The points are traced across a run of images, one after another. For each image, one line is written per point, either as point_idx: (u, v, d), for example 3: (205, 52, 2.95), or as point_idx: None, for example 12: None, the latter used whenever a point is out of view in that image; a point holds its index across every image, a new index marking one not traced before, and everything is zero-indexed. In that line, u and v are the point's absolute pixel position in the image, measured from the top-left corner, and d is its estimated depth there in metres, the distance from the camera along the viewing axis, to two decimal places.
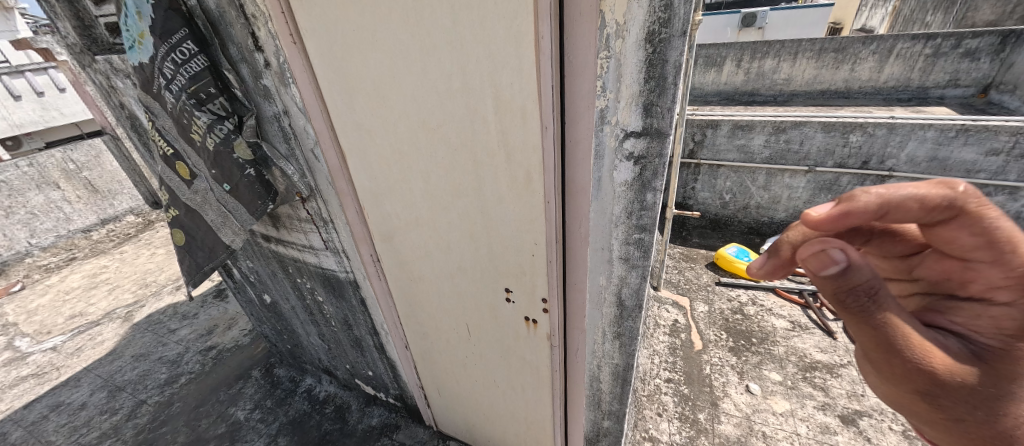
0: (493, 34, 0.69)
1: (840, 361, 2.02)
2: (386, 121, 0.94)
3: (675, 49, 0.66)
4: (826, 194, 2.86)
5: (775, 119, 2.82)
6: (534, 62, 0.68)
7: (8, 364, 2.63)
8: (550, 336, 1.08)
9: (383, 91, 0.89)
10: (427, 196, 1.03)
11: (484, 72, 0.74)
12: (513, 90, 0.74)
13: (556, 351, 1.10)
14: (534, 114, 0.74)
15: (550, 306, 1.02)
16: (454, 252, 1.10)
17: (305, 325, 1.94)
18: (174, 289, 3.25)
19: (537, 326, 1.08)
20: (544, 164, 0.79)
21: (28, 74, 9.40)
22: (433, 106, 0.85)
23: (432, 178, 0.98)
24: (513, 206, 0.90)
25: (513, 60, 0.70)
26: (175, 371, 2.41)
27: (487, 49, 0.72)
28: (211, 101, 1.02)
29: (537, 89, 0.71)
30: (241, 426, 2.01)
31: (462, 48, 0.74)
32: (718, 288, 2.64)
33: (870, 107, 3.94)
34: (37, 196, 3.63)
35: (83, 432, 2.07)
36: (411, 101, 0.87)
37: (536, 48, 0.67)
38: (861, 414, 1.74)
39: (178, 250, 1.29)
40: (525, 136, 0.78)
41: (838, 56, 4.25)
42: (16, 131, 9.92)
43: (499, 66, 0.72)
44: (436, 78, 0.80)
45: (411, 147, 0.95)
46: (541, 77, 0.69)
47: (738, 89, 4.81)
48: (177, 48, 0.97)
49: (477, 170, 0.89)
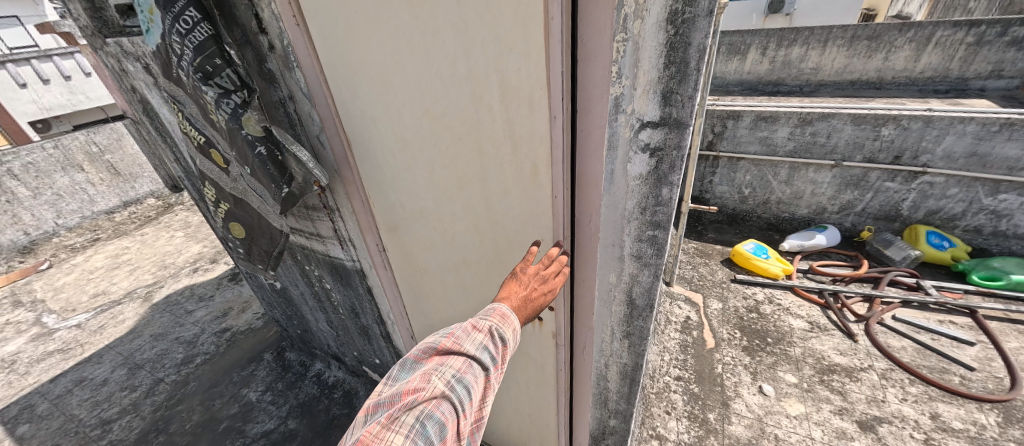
0: (500, 15, 0.64)
1: (860, 365, 1.94)
2: (389, 109, 0.91)
3: (699, 31, 0.60)
4: (852, 190, 2.72)
5: (801, 110, 2.68)
6: (543, 45, 0.63)
7: (37, 338, 2.76)
8: (556, 334, 1.05)
9: (386, 76, 0.85)
10: (431, 187, 0.99)
11: (489, 57, 0.70)
12: (521, 77, 0.69)
13: (561, 350, 1.07)
14: (543, 102, 0.69)
15: (556, 305, 0.98)
16: (459, 245, 1.07)
17: (314, 311, 1.95)
18: (192, 271, 3.33)
19: (543, 324, 1.05)
20: (552, 156, 0.75)
21: (55, 58, 9.84)
22: (437, 93, 0.81)
23: (436, 168, 0.95)
24: (520, 200, 0.86)
25: (521, 44, 0.65)
26: (191, 351, 2.48)
27: (492, 31, 0.67)
28: (218, 73, 0.84)
29: (547, 75, 0.66)
30: (253, 407, 2.06)
31: (466, 30, 0.69)
32: (733, 285, 2.56)
33: (903, 99, 3.71)
34: (62, 178, 3.74)
35: (105, 407, 2.16)
36: (414, 87, 0.83)
37: (545, 28, 0.61)
38: (880, 421, 1.67)
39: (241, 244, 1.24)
40: (531, 126, 0.73)
41: (872, 43, 4.00)
42: (45, 114, 10.17)
43: (505, 50, 0.67)
44: (440, 62, 0.76)
45: (415, 136, 0.92)
46: (550, 62, 0.64)
47: (762, 79, 4.61)
48: (180, 17, 0.81)
49: (482, 161, 0.85)
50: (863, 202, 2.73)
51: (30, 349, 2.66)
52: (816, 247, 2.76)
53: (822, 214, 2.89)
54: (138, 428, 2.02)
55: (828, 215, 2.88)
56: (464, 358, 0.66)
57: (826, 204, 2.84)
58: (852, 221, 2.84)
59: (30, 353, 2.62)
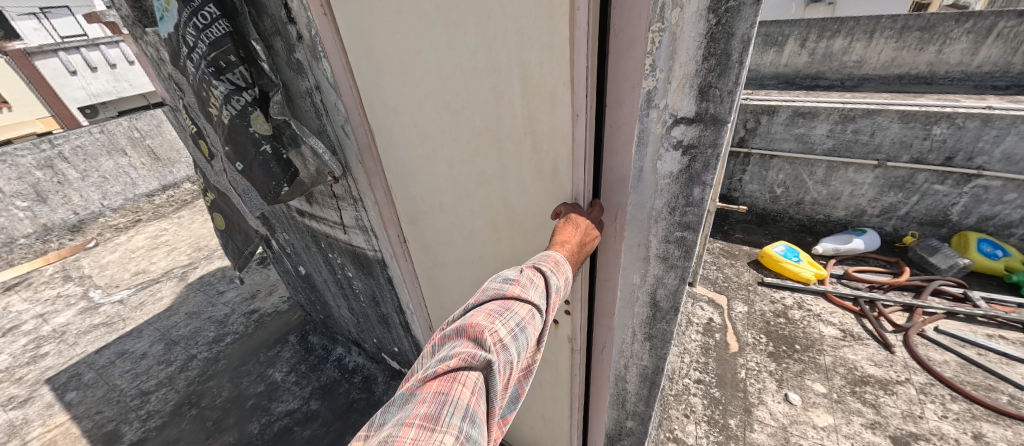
0: (523, 6, 0.62)
1: (897, 377, 1.83)
2: (411, 101, 0.90)
3: (744, 20, 0.55)
4: (896, 193, 2.55)
5: (843, 106, 2.52)
6: (568, 38, 0.60)
7: (85, 311, 2.96)
8: (572, 339, 1.03)
9: (407, 66, 0.84)
10: (451, 181, 0.98)
11: (511, 50, 0.68)
12: (543, 72, 0.66)
13: (577, 355, 1.06)
14: (565, 100, 0.66)
15: (573, 309, 0.96)
16: (476, 241, 1.06)
17: (336, 297, 2.00)
18: (223, 254, 3.48)
19: (559, 328, 1.04)
20: (573, 156, 0.72)
21: (103, 47, 10.52)
22: (457, 86, 0.79)
23: (455, 163, 0.94)
24: (538, 198, 0.84)
25: (544, 36, 0.62)
26: (222, 330, 2.60)
27: (515, 22, 0.64)
28: (231, 69, 0.86)
29: (571, 70, 0.63)
30: (278, 387, 2.14)
31: (488, 21, 0.67)
32: (760, 288, 2.46)
33: (958, 95, 3.43)
34: (108, 161, 4.00)
35: (144, 379, 2.30)
36: (435, 79, 0.82)
37: (570, 19, 0.58)
38: (916, 438, 1.58)
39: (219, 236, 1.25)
40: (553, 123, 0.71)
41: (925, 35, 3.70)
42: (93, 101, 10.82)
43: (528, 43, 0.65)
44: (461, 54, 0.74)
45: (435, 129, 0.91)
46: (574, 57, 0.61)
47: (800, 72, 4.37)
48: (199, 11, 0.84)
49: (501, 157, 0.84)
50: (908, 206, 2.56)
51: (79, 321, 2.86)
52: (852, 251, 2.61)
53: (861, 217, 2.72)
54: (173, 400, 2.15)
55: (867, 218, 2.71)
56: (532, 303, 0.59)
57: (865, 207, 2.68)
58: (894, 225, 2.67)
59: (78, 325, 2.82)
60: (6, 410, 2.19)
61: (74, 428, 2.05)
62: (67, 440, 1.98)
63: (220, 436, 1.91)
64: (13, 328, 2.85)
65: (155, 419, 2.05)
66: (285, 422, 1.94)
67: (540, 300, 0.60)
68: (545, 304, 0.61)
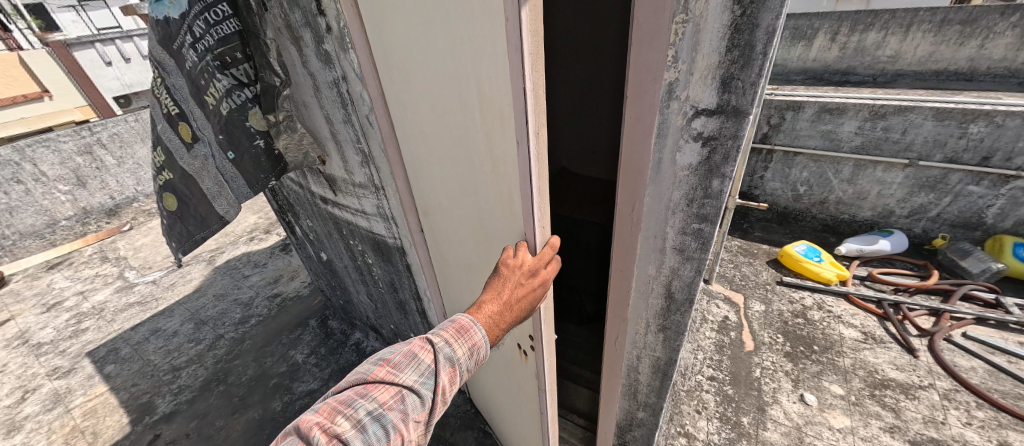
0: (472, 16, 0.57)
1: (920, 382, 1.78)
2: (409, 97, 0.88)
3: (770, 11, 0.55)
4: (926, 193, 2.46)
5: (874, 102, 2.43)
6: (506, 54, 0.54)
7: (121, 290, 3.14)
8: (538, 374, 1.02)
9: (403, 63, 0.83)
10: (442, 184, 0.98)
11: (470, 61, 0.63)
12: (494, 88, 0.61)
13: (543, 390, 1.05)
14: (509, 122, 0.61)
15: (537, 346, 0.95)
16: (466, 247, 1.05)
17: (356, 283, 2.07)
18: (248, 240, 3.62)
19: (527, 359, 1.04)
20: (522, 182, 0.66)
21: (136, 39, 11.02)
22: (436, 91, 0.77)
23: (443, 166, 0.92)
24: (504, 220, 0.80)
25: (491, 50, 0.58)
26: (247, 312, 2.72)
27: (469, 33, 0.60)
28: (235, 66, 0.94)
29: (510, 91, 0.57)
30: (299, 367, 2.24)
31: (451, 27, 0.63)
32: (778, 288, 2.42)
33: (994, 94, 3.21)
34: (142, 149, 4.28)
35: (175, 355, 2.44)
36: (422, 80, 0.79)
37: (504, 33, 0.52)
38: (937, 443, 1.54)
39: (166, 214, 1.21)
40: (504, 144, 0.66)
41: (966, 28, 3.49)
42: (128, 91, 11.24)
43: (482, 56, 0.60)
44: (435, 58, 0.71)
45: (426, 130, 0.89)
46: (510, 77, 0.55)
47: (829, 67, 4.22)
48: (210, 8, 0.90)
49: (474, 169, 0.80)
50: (939, 207, 2.46)
51: (116, 299, 3.04)
52: (878, 252, 2.53)
53: (888, 218, 2.63)
54: (202, 376, 2.27)
55: (895, 219, 2.62)
56: (399, 387, 0.69)
57: (893, 207, 2.59)
58: (923, 227, 2.57)
59: (116, 303, 3.00)
60: (52, 379, 2.36)
61: (112, 398, 2.19)
62: (107, 409, 2.13)
63: (245, 412, 2.02)
64: (57, 304, 3.05)
65: (186, 393, 2.18)
66: (305, 401, 2.03)
67: (410, 380, 0.70)
68: (418, 386, 0.70)
